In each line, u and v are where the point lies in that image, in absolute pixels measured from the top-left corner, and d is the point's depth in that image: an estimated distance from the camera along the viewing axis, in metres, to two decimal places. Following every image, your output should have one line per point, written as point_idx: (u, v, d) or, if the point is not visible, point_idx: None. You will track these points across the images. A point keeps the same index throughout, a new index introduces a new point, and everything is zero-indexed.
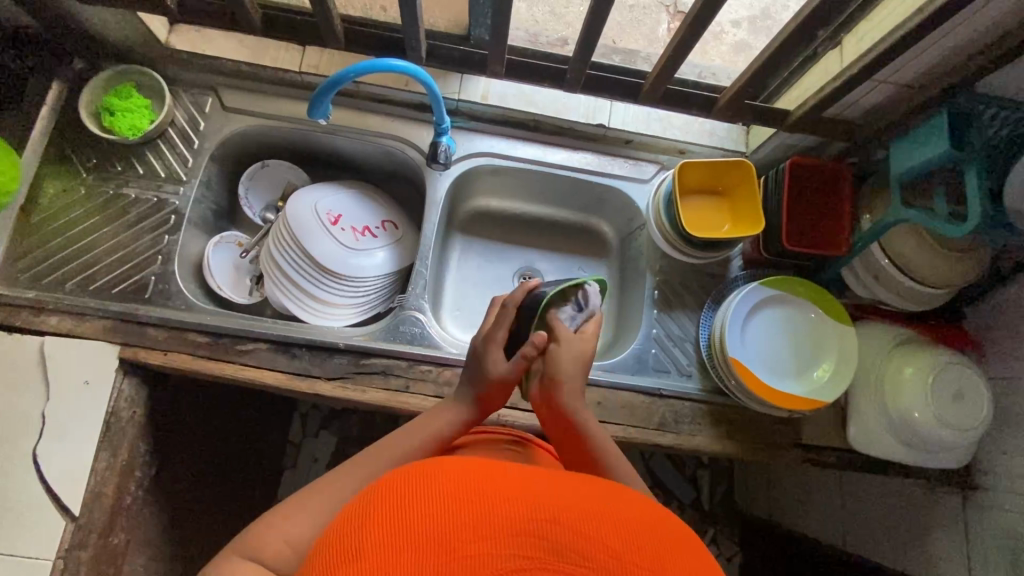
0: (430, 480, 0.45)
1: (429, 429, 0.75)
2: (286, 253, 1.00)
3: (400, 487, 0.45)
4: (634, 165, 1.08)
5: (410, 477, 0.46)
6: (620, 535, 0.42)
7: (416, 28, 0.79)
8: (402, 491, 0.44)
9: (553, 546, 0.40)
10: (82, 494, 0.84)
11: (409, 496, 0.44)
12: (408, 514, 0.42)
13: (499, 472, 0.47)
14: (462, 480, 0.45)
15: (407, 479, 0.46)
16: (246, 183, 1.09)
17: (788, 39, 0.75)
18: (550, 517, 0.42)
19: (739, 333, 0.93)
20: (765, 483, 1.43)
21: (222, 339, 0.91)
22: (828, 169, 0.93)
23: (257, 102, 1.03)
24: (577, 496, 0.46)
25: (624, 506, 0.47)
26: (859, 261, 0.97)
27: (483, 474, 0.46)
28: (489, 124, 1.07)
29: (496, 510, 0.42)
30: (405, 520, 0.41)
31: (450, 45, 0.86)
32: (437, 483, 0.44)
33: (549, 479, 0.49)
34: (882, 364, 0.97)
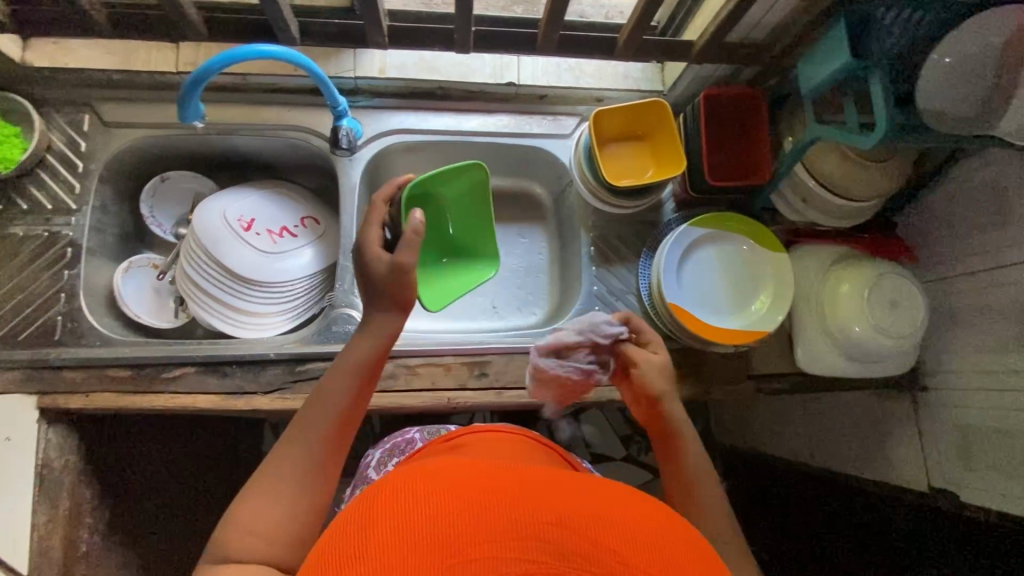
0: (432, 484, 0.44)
1: (370, 376, 0.71)
2: (202, 270, 0.95)
3: (401, 490, 0.44)
4: (553, 120, 1.03)
5: (407, 483, 0.45)
6: (629, 541, 0.41)
7: (276, 7, 0.71)
8: (403, 494, 0.43)
9: (559, 548, 0.39)
10: (27, 551, 0.81)
11: (410, 500, 0.42)
12: (405, 519, 0.41)
13: (512, 478, 0.47)
14: (466, 487, 0.44)
15: (408, 481, 0.45)
16: (149, 202, 1.02)
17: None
18: (556, 521, 0.41)
19: (675, 276, 0.92)
20: (738, 414, 1.46)
21: (145, 369, 0.87)
22: (742, 96, 0.90)
23: (140, 111, 0.96)
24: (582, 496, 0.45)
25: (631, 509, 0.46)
26: (787, 184, 0.96)
27: (485, 476, 0.45)
28: (395, 100, 1.01)
29: (499, 512, 0.41)
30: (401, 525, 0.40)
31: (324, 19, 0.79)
32: (439, 486, 0.43)
33: (553, 477, 0.48)
34: (820, 283, 0.97)
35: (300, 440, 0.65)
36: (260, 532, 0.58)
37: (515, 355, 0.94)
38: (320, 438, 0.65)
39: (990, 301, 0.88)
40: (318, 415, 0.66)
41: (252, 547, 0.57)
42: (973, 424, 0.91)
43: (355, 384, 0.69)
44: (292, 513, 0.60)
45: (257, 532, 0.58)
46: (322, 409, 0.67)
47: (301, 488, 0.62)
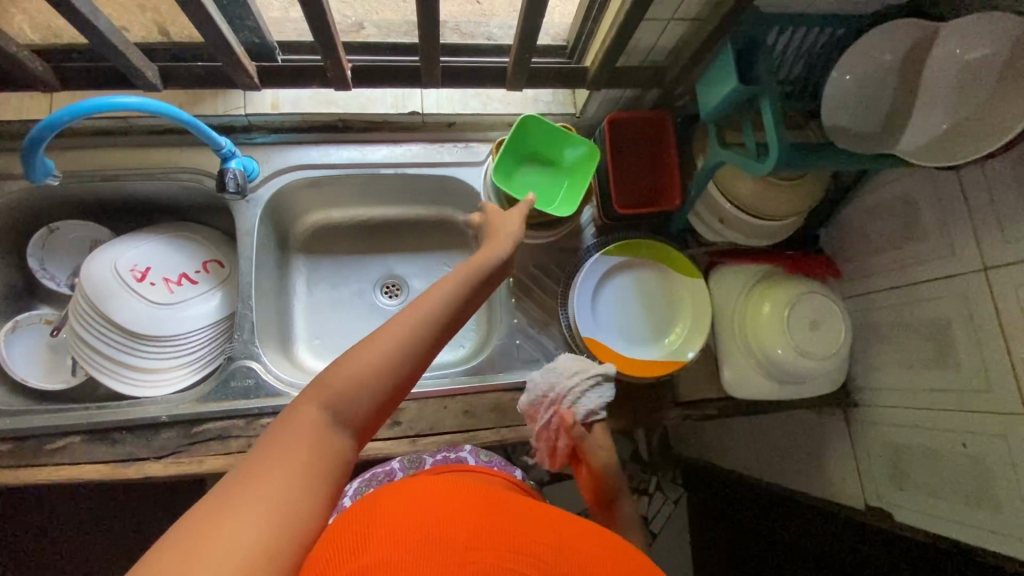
0: (439, 496, 0.43)
1: (489, 278, 0.56)
2: (90, 326, 0.89)
3: (409, 499, 0.43)
4: (464, 148, 1.00)
5: (418, 493, 0.44)
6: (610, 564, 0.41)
7: (120, 54, 0.66)
8: (411, 501, 0.42)
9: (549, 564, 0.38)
10: None
11: (422, 508, 0.42)
12: (413, 523, 0.40)
13: (500, 503, 0.46)
14: (460, 504, 0.43)
15: (416, 496, 0.44)
16: (38, 255, 0.95)
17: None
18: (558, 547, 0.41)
19: (590, 307, 0.88)
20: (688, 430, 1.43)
21: (26, 442, 0.81)
22: (647, 120, 0.87)
23: (16, 162, 0.90)
24: (577, 526, 0.45)
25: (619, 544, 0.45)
26: (704, 205, 0.93)
27: (488, 499, 0.45)
28: (293, 136, 0.96)
29: (506, 530, 0.41)
30: (410, 528, 0.39)
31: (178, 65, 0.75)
32: (447, 501, 0.43)
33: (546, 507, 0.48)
34: (743, 305, 0.95)
35: (313, 418, 0.42)
36: (286, 514, 0.36)
37: (430, 399, 0.90)
38: (378, 371, 0.45)
39: (911, 317, 0.86)
40: (369, 349, 0.45)
41: (265, 520, 0.35)
42: (904, 442, 0.89)
43: (434, 329, 0.48)
44: (289, 514, 0.36)
45: (265, 504, 0.35)
46: (376, 355, 0.45)
47: (310, 449, 0.40)
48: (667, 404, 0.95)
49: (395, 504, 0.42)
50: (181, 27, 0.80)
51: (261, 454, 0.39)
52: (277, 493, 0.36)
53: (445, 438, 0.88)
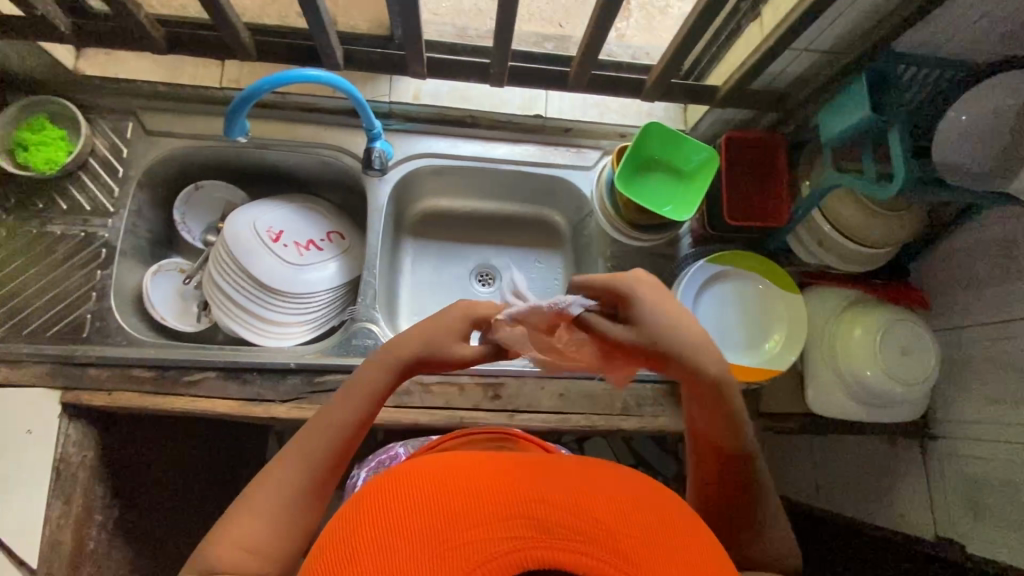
0: (408, 483, 0.45)
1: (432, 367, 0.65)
2: (229, 277, 0.98)
3: (382, 493, 0.45)
4: (576, 152, 1.07)
5: (391, 483, 0.46)
6: (608, 513, 0.42)
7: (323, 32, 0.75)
8: (386, 495, 0.45)
9: (541, 524, 0.40)
10: (38, 545, 0.82)
11: (393, 498, 0.44)
12: (387, 521, 0.42)
13: (487, 462, 0.47)
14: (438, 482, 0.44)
15: (390, 487, 0.46)
16: (182, 208, 1.05)
17: (706, 14, 0.74)
18: (542, 500, 0.42)
19: (690, 309, 0.93)
20: None
21: (168, 371, 0.89)
22: (762, 142, 0.94)
23: (182, 122, 0.99)
24: (566, 475, 0.47)
25: (616, 484, 0.47)
26: (803, 227, 0.98)
27: (466, 465, 0.47)
28: (425, 125, 1.05)
29: (482, 496, 0.42)
30: (383, 526, 0.42)
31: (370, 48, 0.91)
32: (420, 484, 0.45)
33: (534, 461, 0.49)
34: (833, 327, 0.99)
35: (310, 447, 0.60)
36: (242, 552, 0.54)
37: (528, 379, 0.95)
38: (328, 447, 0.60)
39: (1002, 353, 0.89)
40: (343, 405, 0.63)
41: (232, 562, 0.54)
42: (983, 474, 0.91)
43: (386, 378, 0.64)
44: (281, 527, 0.57)
45: (240, 555, 0.54)
46: (331, 421, 0.61)
47: (304, 491, 0.59)
48: (748, 412, 0.99)
49: (366, 506, 0.45)
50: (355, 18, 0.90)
51: (214, 537, 0.55)
52: (239, 541, 0.55)
53: (540, 417, 0.94)
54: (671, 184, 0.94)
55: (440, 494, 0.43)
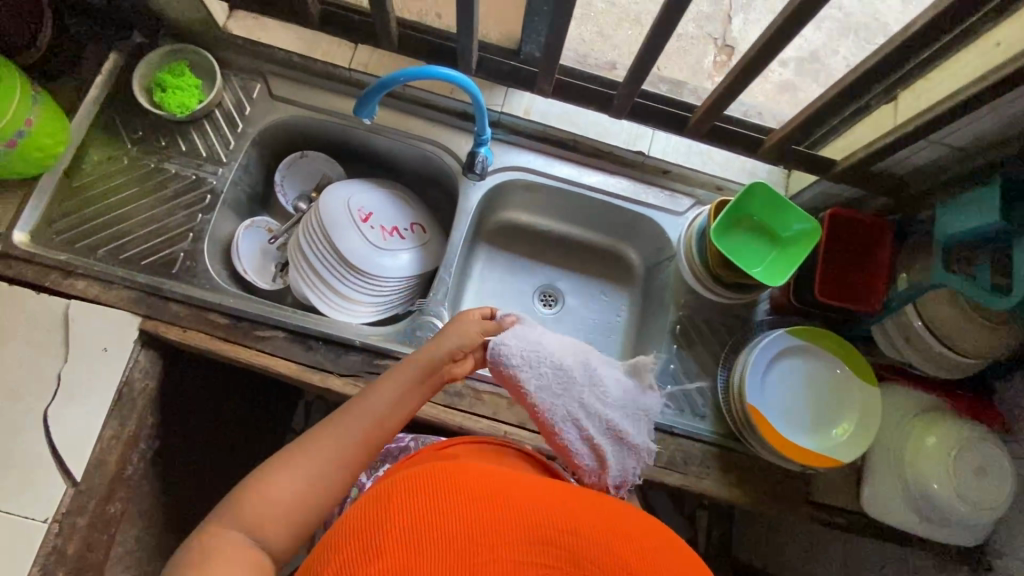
0: (442, 489, 0.52)
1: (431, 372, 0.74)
2: (316, 247, 1.02)
3: (418, 492, 0.51)
4: (668, 196, 1.06)
5: (423, 484, 0.52)
6: (607, 540, 0.50)
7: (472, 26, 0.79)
8: (407, 501, 0.50)
9: (550, 541, 0.48)
10: (86, 459, 0.85)
11: (410, 501, 0.50)
12: (426, 520, 0.48)
13: (496, 486, 0.54)
14: (454, 494, 0.51)
15: (410, 494, 0.51)
16: (283, 171, 1.09)
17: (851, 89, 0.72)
18: (563, 532, 0.49)
19: (759, 379, 0.91)
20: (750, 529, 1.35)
21: (241, 322, 0.92)
22: (867, 224, 0.91)
23: (304, 93, 1.04)
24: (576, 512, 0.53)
25: (609, 519, 0.54)
26: (893, 320, 0.93)
27: (495, 485, 0.53)
28: (527, 139, 1.06)
29: (512, 518, 0.49)
30: (424, 523, 0.48)
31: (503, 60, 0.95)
32: (452, 493, 0.51)
33: (548, 490, 0.56)
34: (903, 428, 0.94)
35: (343, 433, 0.64)
36: (262, 505, 0.57)
37: None
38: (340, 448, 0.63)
39: None
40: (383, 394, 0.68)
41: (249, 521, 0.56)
42: None
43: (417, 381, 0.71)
44: (297, 506, 0.59)
45: (265, 505, 0.57)
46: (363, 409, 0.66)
47: (314, 478, 0.61)
48: (794, 497, 0.94)
49: (393, 507, 0.50)
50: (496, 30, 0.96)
51: (247, 487, 0.58)
52: (264, 499, 0.58)
53: None
54: (764, 245, 0.93)
55: (473, 509, 0.49)
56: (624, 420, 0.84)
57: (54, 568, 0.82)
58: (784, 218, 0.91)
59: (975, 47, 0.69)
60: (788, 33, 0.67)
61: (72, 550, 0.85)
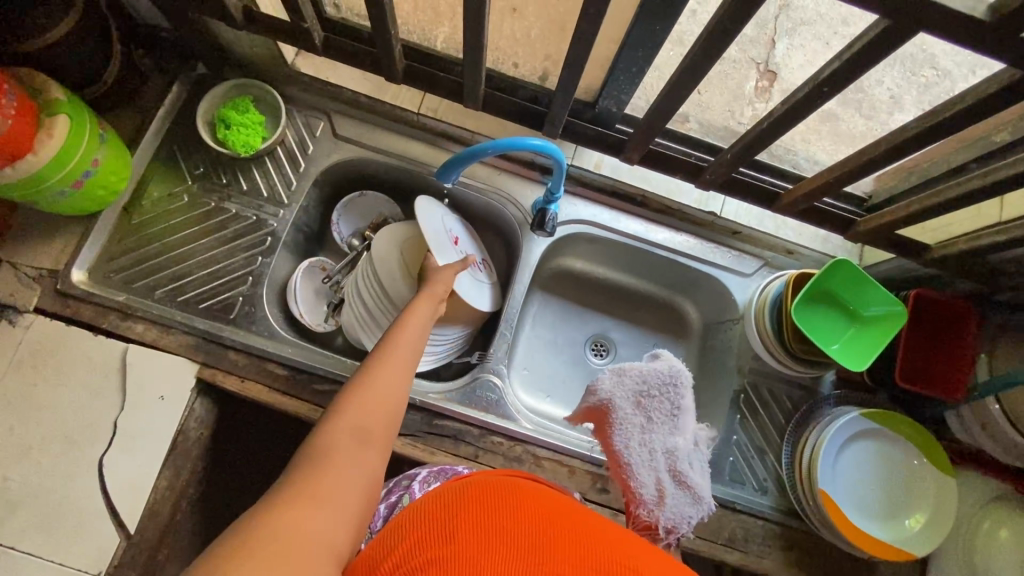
0: (507, 497, 0.53)
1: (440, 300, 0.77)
2: (372, 292, 0.99)
3: (483, 502, 0.52)
4: (736, 256, 1.03)
5: (488, 494, 0.53)
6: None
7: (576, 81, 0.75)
8: (478, 507, 0.51)
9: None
10: (140, 510, 0.83)
11: (481, 509, 0.51)
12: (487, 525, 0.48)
13: (563, 518, 0.53)
14: (521, 514, 0.51)
15: (480, 502, 0.52)
16: (341, 210, 1.06)
17: (969, 193, 0.68)
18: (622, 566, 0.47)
19: (832, 463, 0.88)
20: None
21: (300, 375, 0.90)
22: (952, 307, 0.88)
23: (369, 134, 1.01)
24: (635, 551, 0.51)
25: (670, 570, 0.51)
26: (970, 407, 0.87)
27: (560, 514, 0.53)
28: (594, 192, 1.03)
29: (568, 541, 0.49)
30: (486, 523, 0.48)
31: (586, 124, 0.94)
32: (516, 511, 0.51)
33: (611, 531, 0.54)
34: (973, 519, 0.91)
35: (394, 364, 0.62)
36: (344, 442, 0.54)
37: None
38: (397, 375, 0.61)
39: None
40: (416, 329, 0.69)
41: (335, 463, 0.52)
42: None
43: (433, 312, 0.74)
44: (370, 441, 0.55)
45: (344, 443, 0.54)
46: (402, 358, 0.64)
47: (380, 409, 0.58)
48: None
49: (461, 507, 0.51)
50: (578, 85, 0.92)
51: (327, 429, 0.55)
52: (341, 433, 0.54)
53: None
54: (841, 322, 0.90)
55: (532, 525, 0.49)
56: (688, 463, 0.81)
57: None
58: (865, 296, 0.88)
59: None
60: (918, 140, 0.63)
61: None
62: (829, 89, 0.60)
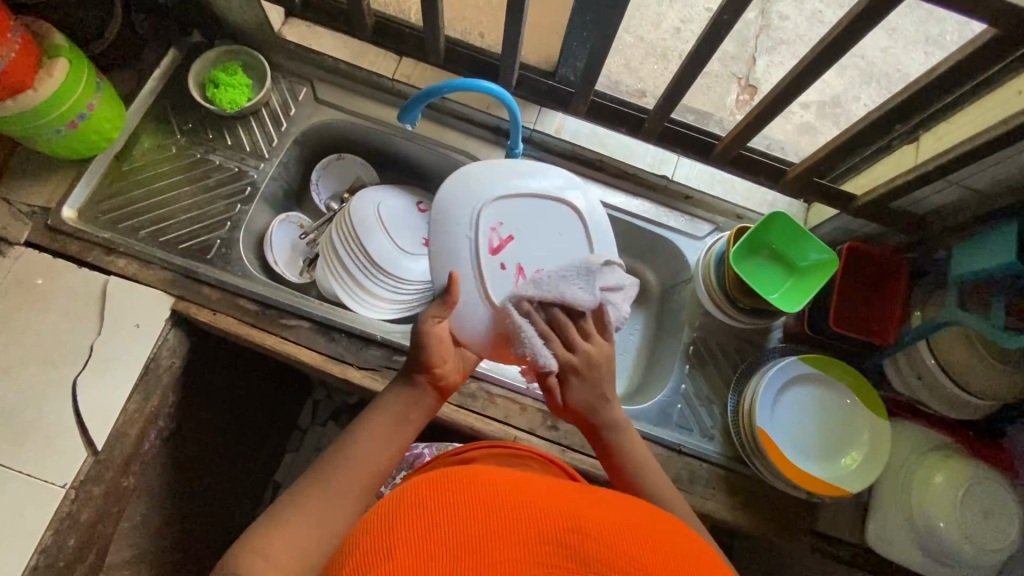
0: (467, 483, 0.48)
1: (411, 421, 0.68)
2: (346, 246, 1.06)
3: (424, 500, 0.46)
4: (689, 220, 1.09)
5: (431, 487, 0.48)
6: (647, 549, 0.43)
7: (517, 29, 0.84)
8: (433, 497, 0.46)
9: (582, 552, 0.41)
10: (108, 429, 0.87)
11: (434, 500, 0.46)
12: (427, 532, 0.43)
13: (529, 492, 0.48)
14: (479, 491, 0.47)
15: (440, 490, 0.47)
16: (319, 170, 1.13)
17: None
18: (576, 528, 0.43)
19: (769, 404, 0.92)
20: None
21: (268, 310, 0.95)
22: (885, 262, 0.94)
23: (347, 98, 1.09)
24: (595, 509, 0.47)
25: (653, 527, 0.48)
26: (905, 357, 0.93)
27: (512, 492, 0.48)
28: (555, 156, 1.10)
29: (515, 519, 0.44)
30: (426, 524, 0.43)
31: (539, 78, 0.99)
32: (460, 495, 0.46)
33: (576, 496, 0.50)
34: (910, 466, 0.93)
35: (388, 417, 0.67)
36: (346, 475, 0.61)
37: None
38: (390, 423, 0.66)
39: None
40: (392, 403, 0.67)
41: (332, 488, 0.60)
42: None
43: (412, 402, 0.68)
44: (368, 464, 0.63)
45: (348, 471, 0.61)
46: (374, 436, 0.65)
47: (380, 449, 0.65)
48: (796, 525, 0.93)
49: (410, 503, 0.47)
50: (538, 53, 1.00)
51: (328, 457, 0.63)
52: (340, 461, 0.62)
53: (591, 462, 0.93)
54: (782, 272, 0.96)
55: (474, 509, 0.45)
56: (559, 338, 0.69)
57: (65, 533, 0.84)
58: (801, 248, 0.95)
59: (994, 94, 0.73)
60: (815, 69, 0.70)
61: (84, 518, 0.86)
62: (729, 18, 0.67)
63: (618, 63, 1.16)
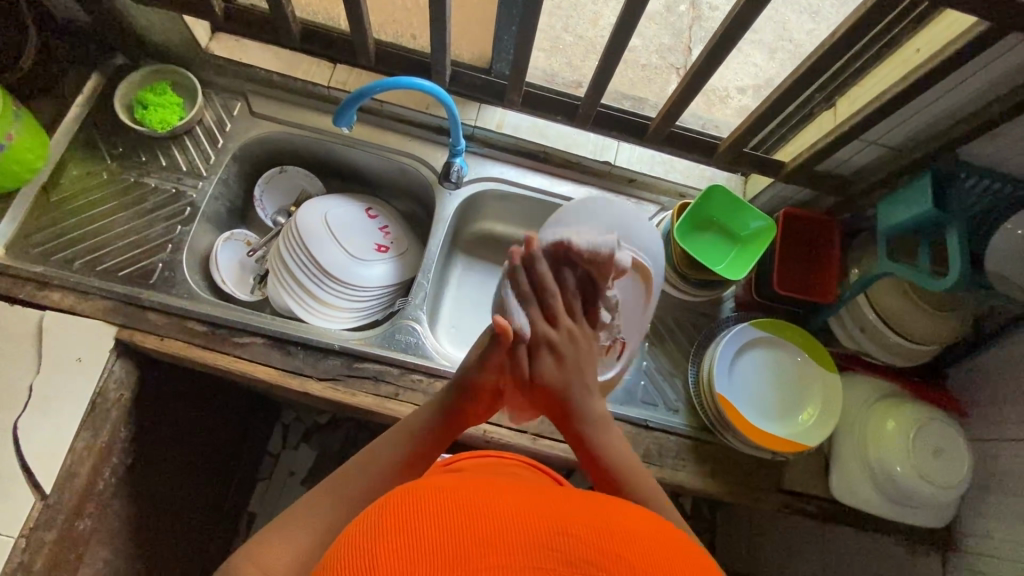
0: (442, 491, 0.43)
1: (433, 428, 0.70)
2: (295, 257, 1.04)
3: (404, 505, 0.41)
4: (635, 203, 1.12)
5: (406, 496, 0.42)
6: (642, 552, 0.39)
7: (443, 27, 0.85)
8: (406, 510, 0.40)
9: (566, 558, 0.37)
10: (56, 470, 0.83)
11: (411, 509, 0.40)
12: (411, 534, 0.38)
13: (509, 498, 0.44)
14: (453, 499, 0.42)
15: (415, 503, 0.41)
16: (262, 185, 1.11)
17: None
18: (564, 532, 0.39)
19: (727, 370, 0.95)
20: (720, 528, 1.37)
21: (219, 329, 0.93)
22: (819, 222, 0.98)
23: (283, 109, 1.08)
24: (588, 513, 0.43)
25: (640, 524, 0.43)
26: (846, 310, 0.97)
27: (487, 495, 0.43)
28: (500, 151, 1.11)
29: (503, 521, 0.40)
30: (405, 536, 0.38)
31: (473, 74, 1.00)
32: (442, 502, 0.41)
33: (562, 500, 0.46)
34: (864, 415, 0.97)
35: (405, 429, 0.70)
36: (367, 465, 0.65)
37: None
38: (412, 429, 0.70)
39: None
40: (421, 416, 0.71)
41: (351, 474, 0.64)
42: None
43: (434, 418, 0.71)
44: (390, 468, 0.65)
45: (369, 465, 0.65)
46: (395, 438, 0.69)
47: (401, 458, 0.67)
48: (765, 486, 0.96)
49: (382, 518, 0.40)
50: (471, 52, 1.02)
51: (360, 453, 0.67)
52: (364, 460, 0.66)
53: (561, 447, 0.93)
54: (725, 245, 1.00)
55: (462, 516, 0.39)
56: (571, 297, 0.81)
57: None
58: (741, 218, 0.98)
59: (895, 55, 0.78)
60: (730, 41, 0.73)
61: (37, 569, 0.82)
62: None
63: (561, 62, 1.17)
